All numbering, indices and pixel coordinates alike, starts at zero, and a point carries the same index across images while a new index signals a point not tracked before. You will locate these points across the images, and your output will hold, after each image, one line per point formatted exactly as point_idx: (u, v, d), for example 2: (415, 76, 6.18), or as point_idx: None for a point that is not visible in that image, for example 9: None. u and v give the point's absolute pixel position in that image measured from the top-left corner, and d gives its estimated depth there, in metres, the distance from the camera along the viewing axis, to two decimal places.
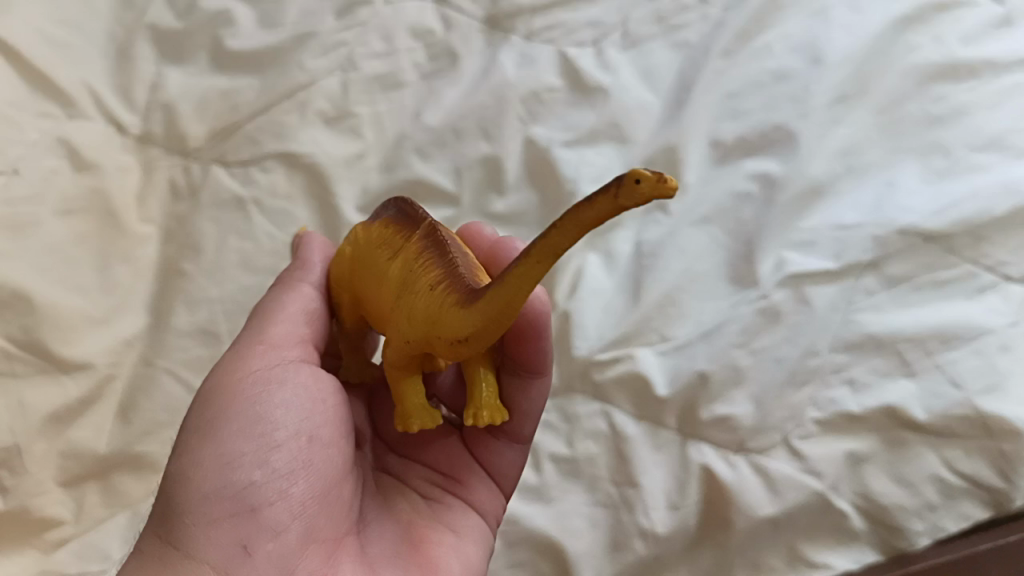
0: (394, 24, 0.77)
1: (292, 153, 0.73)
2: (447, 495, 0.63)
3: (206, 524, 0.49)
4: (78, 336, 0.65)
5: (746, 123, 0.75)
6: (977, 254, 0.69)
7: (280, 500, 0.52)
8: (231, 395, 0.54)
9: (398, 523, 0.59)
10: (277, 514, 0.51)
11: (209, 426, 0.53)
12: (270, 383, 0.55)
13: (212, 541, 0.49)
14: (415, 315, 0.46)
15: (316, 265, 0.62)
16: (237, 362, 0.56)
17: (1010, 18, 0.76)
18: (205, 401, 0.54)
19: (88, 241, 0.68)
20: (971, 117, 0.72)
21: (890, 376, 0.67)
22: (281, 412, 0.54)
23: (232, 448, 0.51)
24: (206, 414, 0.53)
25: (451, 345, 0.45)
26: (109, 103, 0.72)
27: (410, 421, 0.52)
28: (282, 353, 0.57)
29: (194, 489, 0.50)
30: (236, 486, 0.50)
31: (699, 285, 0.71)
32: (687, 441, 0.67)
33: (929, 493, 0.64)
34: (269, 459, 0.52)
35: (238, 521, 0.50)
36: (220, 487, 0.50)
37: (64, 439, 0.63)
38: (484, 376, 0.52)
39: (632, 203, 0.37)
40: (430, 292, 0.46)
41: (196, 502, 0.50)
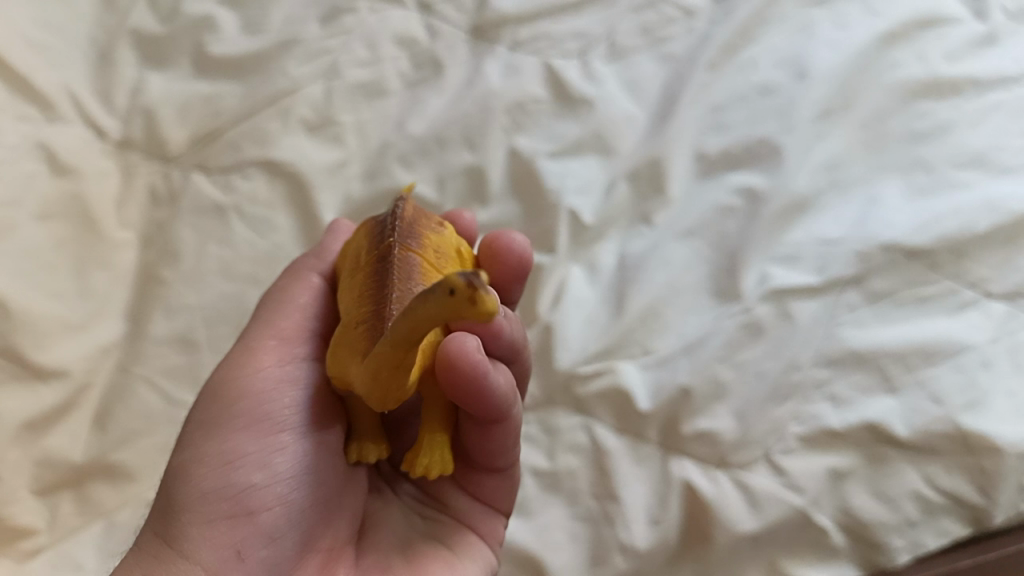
0: (379, 32, 0.76)
1: (274, 161, 0.73)
2: (439, 512, 0.62)
3: (204, 523, 0.51)
4: (55, 342, 0.64)
5: (731, 136, 0.75)
6: (959, 270, 0.69)
7: (278, 505, 0.53)
8: (239, 392, 0.55)
9: (395, 529, 0.60)
10: (274, 517, 0.53)
11: (216, 423, 0.54)
12: (278, 383, 0.56)
13: (208, 541, 0.51)
14: (337, 349, 0.49)
15: (330, 258, 0.62)
16: (247, 356, 0.57)
17: (993, 36, 0.77)
18: (213, 395, 0.55)
19: (66, 246, 0.68)
20: (955, 133, 0.73)
21: (872, 392, 0.67)
22: (288, 414, 0.55)
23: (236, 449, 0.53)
24: (212, 410, 0.55)
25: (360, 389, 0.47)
26: (89, 107, 0.71)
27: (362, 451, 0.53)
28: (294, 348, 0.58)
29: (194, 486, 0.52)
30: (236, 488, 0.52)
31: (682, 299, 0.71)
32: (668, 456, 0.67)
33: (910, 509, 0.64)
34: (270, 462, 0.53)
35: (234, 523, 0.52)
36: (219, 487, 0.52)
37: (38, 446, 0.62)
38: (428, 425, 0.52)
39: (447, 305, 0.38)
40: (351, 330, 0.48)
41: (193, 501, 0.51)
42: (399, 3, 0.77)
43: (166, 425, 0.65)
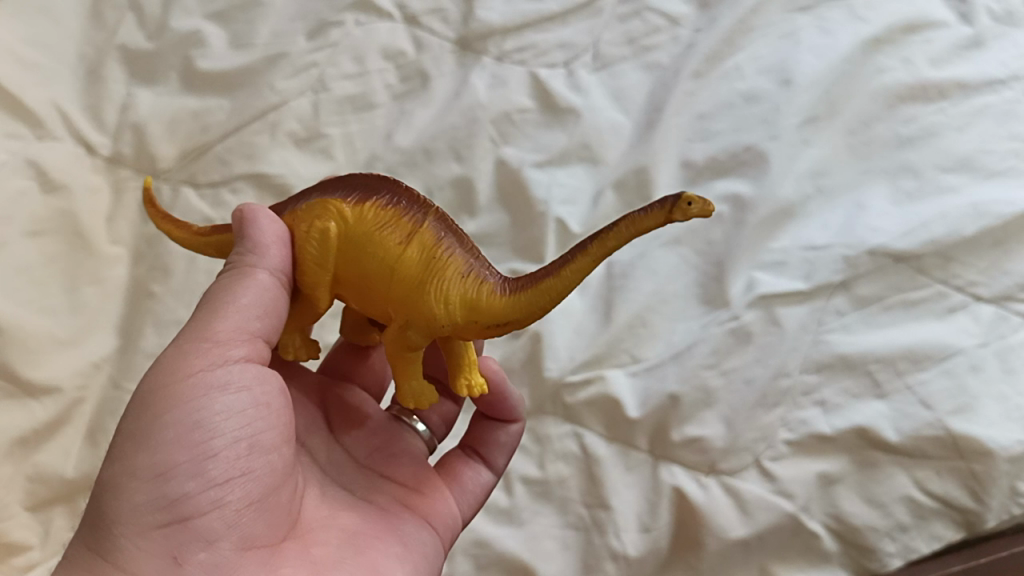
0: (366, 46, 0.77)
1: (262, 174, 0.73)
2: (404, 510, 0.60)
3: (137, 535, 0.45)
4: (45, 359, 0.64)
5: (717, 144, 0.75)
6: (947, 274, 0.69)
7: (216, 509, 0.48)
8: (167, 398, 0.48)
9: (342, 527, 0.56)
10: (215, 526, 0.47)
11: (144, 431, 0.47)
12: (212, 384, 0.49)
13: (144, 553, 0.45)
14: (449, 301, 0.45)
15: (269, 243, 0.50)
16: (177, 358, 0.49)
17: (979, 40, 0.77)
18: (140, 401, 0.48)
19: (56, 262, 0.68)
20: (940, 138, 0.73)
21: (861, 398, 0.67)
22: (221, 416, 0.48)
23: (166, 458, 0.46)
24: (139, 417, 0.47)
25: (485, 329, 0.45)
26: (78, 124, 0.72)
27: (420, 400, 0.50)
28: (227, 350, 0.50)
29: (124, 498, 0.45)
30: (169, 497, 0.46)
31: (670, 307, 0.71)
32: (659, 463, 0.67)
33: (901, 514, 0.64)
34: (205, 469, 0.47)
35: (170, 533, 0.46)
36: (152, 500, 0.46)
37: (30, 462, 0.62)
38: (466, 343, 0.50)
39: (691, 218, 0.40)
40: (461, 279, 0.45)
41: (125, 513, 0.45)
42: (385, 16, 0.78)
43: None
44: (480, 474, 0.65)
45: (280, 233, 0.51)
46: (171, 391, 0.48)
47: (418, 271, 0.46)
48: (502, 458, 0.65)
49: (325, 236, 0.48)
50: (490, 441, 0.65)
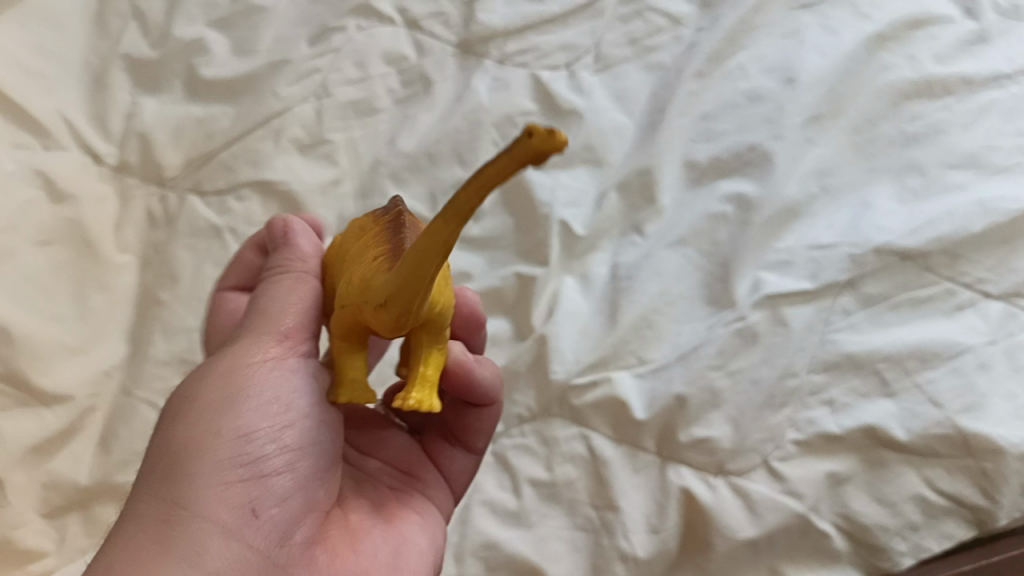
0: (368, 51, 0.77)
1: (267, 181, 0.73)
2: (408, 488, 0.62)
3: (215, 486, 0.48)
4: (56, 367, 0.65)
5: (721, 144, 0.75)
6: (955, 272, 0.68)
7: (287, 472, 0.50)
8: (247, 371, 0.51)
9: (374, 503, 0.58)
10: (286, 487, 0.50)
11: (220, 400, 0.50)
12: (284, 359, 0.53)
13: (222, 502, 0.47)
14: (365, 283, 0.45)
15: (306, 252, 0.58)
16: (248, 340, 0.53)
17: (983, 35, 0.76)
18: (214, 374, 0.52)
19: (64, 271, 0.68)
20: (946, 135, 0.72)
21: (869, 397, 0.66)
22: (295, 391, 0.52)
23: (248, 419, 0.50)
24: (215, 384, 0.51)
25: (377, 313, 0.43)
26: (84, 132, 0.72)
27: (353, 397, 0.49)
28: (297, 336, 0.54)
29: (205, 453, 0.48)
30: (248, 455, 0.49)
31: (676, 308, 0.71)
32: (666, 465, 0.67)
33: (911, 513, 0.64)
34: (281, 434, 0.51)
35: (245, 487, 0.48)
36: (230, 459, 0.49)
37: (45, 469, 0.63)
38: (425, 350, 0.47)
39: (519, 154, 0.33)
40: (378, 262, 0.46)
41: (207, 466, 0.48)
42: (386, 21, 0.78)
43: None
44: (462, 462, 0.65)
45: (316, 246, 0.59)
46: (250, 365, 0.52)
47: (369, 267, 0.46)
48: (481, 441, 0.65)
49: (331, 249, 0.55)
50: (468, 431, 0.64)
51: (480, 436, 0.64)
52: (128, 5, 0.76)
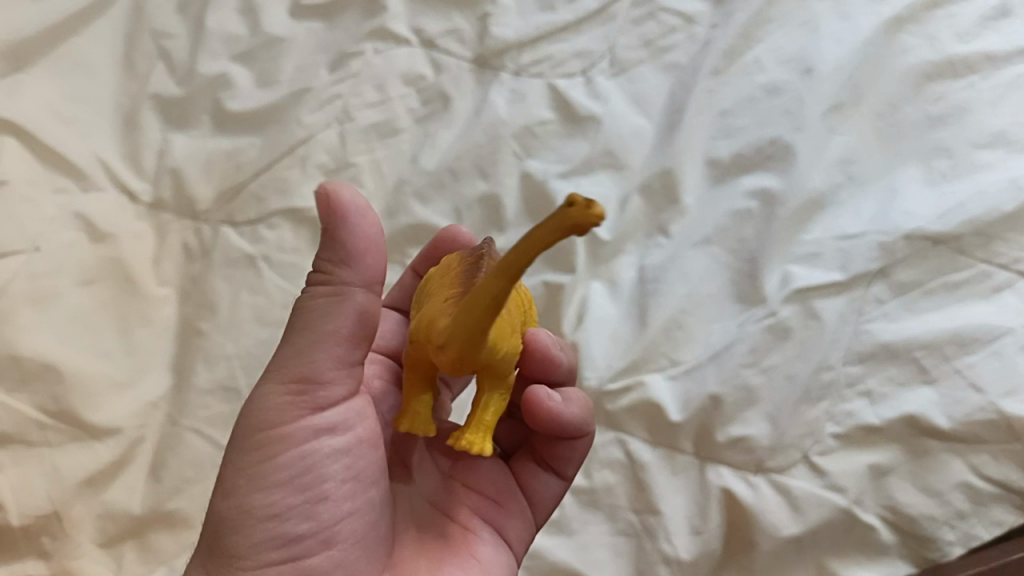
0: (386, 73, 0.78)
1: (297, 209, 0.75)
2: (484, 524, 0.60)
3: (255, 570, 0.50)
4: (105, 401, 0.67)
5: (741, 140, 0.74)
6: (990, 253, 0.67)
7: (324, 550, 0.52)
8: (273, 442, 0.51)
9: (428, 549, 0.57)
10: (328, 552, 0.52)
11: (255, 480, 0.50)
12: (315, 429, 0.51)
13: None
14: (430, 321, 0.47)
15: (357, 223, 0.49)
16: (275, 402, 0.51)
17: (1007, 9, 0.75)
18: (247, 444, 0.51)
19: (108, 308, 0.71)
20: (972, 114, 0.71)
21: (908, 385, 0.66)
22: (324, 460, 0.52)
23: (279, 500, 0.50)
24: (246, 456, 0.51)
25: (434, 352, 0.46)
26: (120, 173, 0.75)
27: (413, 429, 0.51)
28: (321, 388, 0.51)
29: (242, 537, 0.50)
30: (283, 538, 0.50)
31: (706, 307, 0.70)
32: (705, 465, 0.67)
33: (958, 501, 0.63)
34: (314, 511, 0.51)
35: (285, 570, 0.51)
36: (268, 538, 0.50)
37: (99, 501, 0.65)
38: (485, 396, 0.50)
39: (558, 223, 0.37)
40: (445, 302, 0.47)
41: (245, 551, 0.50)
42: (402, 42, 0.79)
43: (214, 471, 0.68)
44: (550, 490, 0.62)
45: (375, 228, 0.50)
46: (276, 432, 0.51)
47: (439, 305, 0.48)
48: (571, 468, 0.62)
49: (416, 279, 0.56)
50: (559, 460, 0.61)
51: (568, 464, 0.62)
52: (155, 47, 0.79)
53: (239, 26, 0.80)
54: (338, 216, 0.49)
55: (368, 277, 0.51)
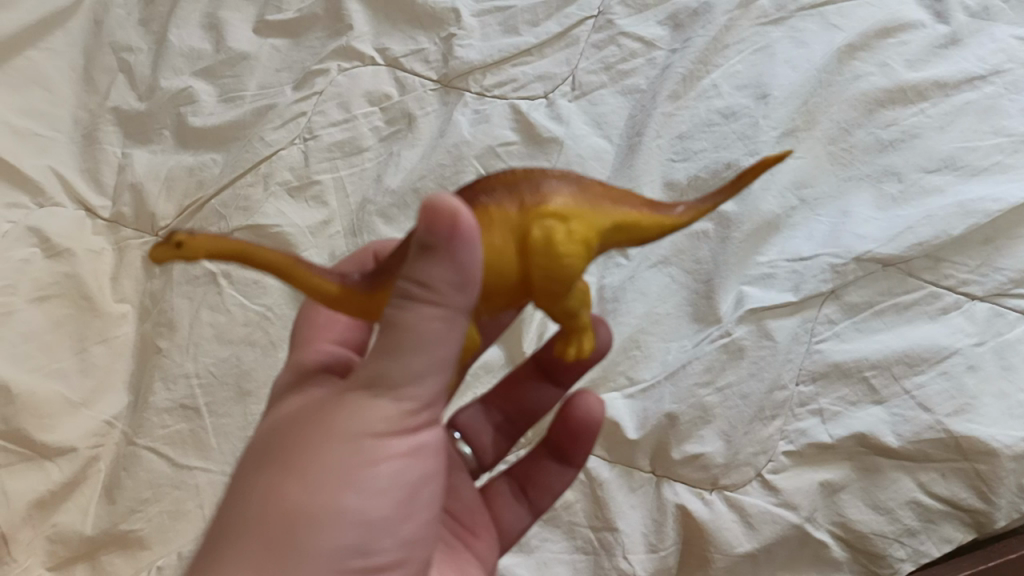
0: (350, 93, 0.79)
1: (259, 226, 0.74)
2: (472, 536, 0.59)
3: (265, 519, 0.40)
4: (59, 421, 0.67)
5: (699, 163, 0.75)
6: (939, 275, 0.69)
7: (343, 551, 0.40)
8: (353, 424, 0.41)
9: None
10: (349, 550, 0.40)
11: (312, 522, 0.40)
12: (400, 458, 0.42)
13: (252, 552, 0.39)
14: None
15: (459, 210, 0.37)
16: (349, 426, 0.41)
17: (956, 38, 0.76)
18: (280, 470, 0.42)
19: (64, 325, 0.71)
20: (922, 138, 0.73)
21: (860, 404, 0.67)
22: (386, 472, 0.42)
23: (318, 476, 0.41)
24: (322, 423, 0.42)
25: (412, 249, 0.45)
26: (78, 189, 0.76)
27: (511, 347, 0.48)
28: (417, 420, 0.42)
29: (277, 490, 0.41)
30: (306, 511, 0.40)
31: (662, 326, 0.72)
32: (661, 482, 0.68)
33: (908, 518, 0.64)
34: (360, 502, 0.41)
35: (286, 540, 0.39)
36: (293, 506, 0.40)
37: (50, 524, 0.65)
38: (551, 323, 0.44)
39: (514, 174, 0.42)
40: None
41: (269, 499, 0.41)
42: (366, 61, 0.80)
43: (173, 491, 0.67)
44: (517, 515, 0.62)
45: (449, 223, 0.37)
46: (361, 416, 0.41)
47: None
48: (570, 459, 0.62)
49: None
50: (571, 443, 0.61)
51: (579, 450, 0.62)
52: (116, 61, 0.81)
53: (203, 42, 0.82)
54: (439, 237, 0.37)
55: (461, 293, 0.38)
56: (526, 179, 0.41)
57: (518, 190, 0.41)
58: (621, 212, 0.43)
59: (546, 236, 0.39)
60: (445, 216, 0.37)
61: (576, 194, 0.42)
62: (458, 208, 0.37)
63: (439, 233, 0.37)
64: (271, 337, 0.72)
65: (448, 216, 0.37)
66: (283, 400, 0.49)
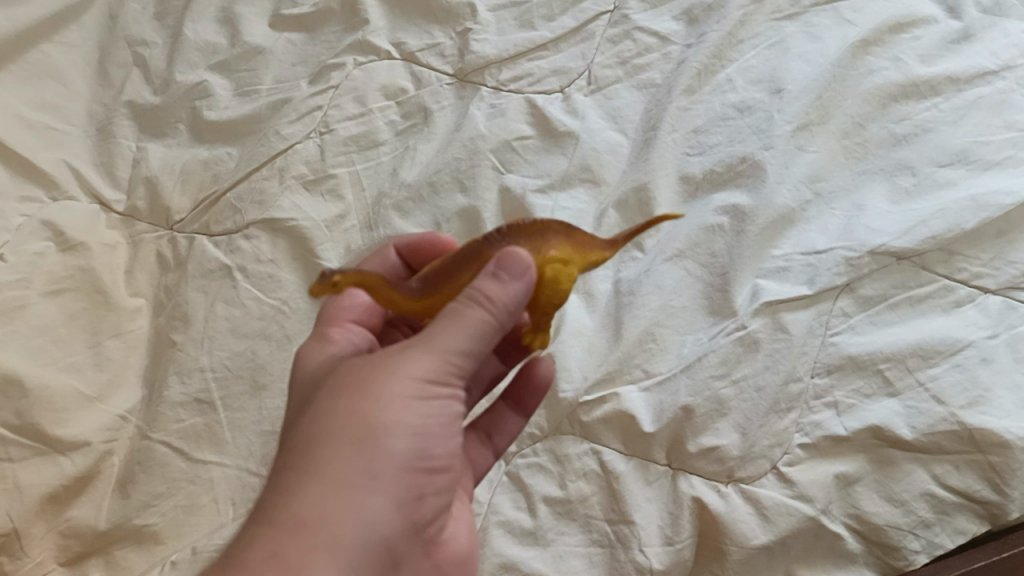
0: (366, 87, 0.79)
1: (275, 219, 0.75)
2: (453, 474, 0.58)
3: (333, 445, 0.44)
4: (74, 415, 0.67)
5: (713, 157, 0.76)
6: (952, 268, 0.69)
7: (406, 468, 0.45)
8: (410, 367, 0.45)
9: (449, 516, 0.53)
10: (409, 472, 0.45)
11: (387, 431, 0.44)
12: (452, 386, 0.46)
13: (325, 472, 0.43)
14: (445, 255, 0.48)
15: (522, 262, 0.43)
16: (412, 355, 0.45)
17: (968, 34, 0.77)
18: (339, 408, 0.45)
19: (78, 318, 0.71)
20: (935, 133, 0.73)
21: (874, 397, 0.67)
22: (436, 409, 0.46)
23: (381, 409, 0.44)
24: (377, 368, 0.46)
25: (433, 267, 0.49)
26: (93, 182, 0.76)
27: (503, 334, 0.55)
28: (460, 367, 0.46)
29: (337, 429, 0.44)
30: (373, 435, 0.44)
31: (678, 319, 0.72)
32: (677, 475, 0.68)
33: (922, 510, 0.64)
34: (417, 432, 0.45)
35: (355, 462, 0.43)
36: (359, 433, 0.44)
37: (64, 518, 0.65)
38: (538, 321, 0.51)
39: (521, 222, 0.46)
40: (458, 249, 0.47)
41: (335, 428, 0.44)
42: (382, 55, 0.81)
43: (188, 485, 0.67)
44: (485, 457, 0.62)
45: (518, 274, 0.43)
46: (415, 362, 0.45)
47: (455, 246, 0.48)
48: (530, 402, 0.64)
49: None
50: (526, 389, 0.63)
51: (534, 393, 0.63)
52: (131, 55, 0.82)
53: (219, 37, 0.82)
54: (504, 279, 0.43)
55: (515, 309, 0.45)
56: (540, 227, 0.46)
57: (537, 235, 0.45)
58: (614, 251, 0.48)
59: (555, 278, 0.45)
60: (520, 265, 0.43)
61: (580, 240, 0.47)
62: (529, 258, 0.44)
63: (511, 274, 0.43)
64: (287, 331, 0.72)
65: (520, 264, 0.44)
66: (330, 362, 0.52)
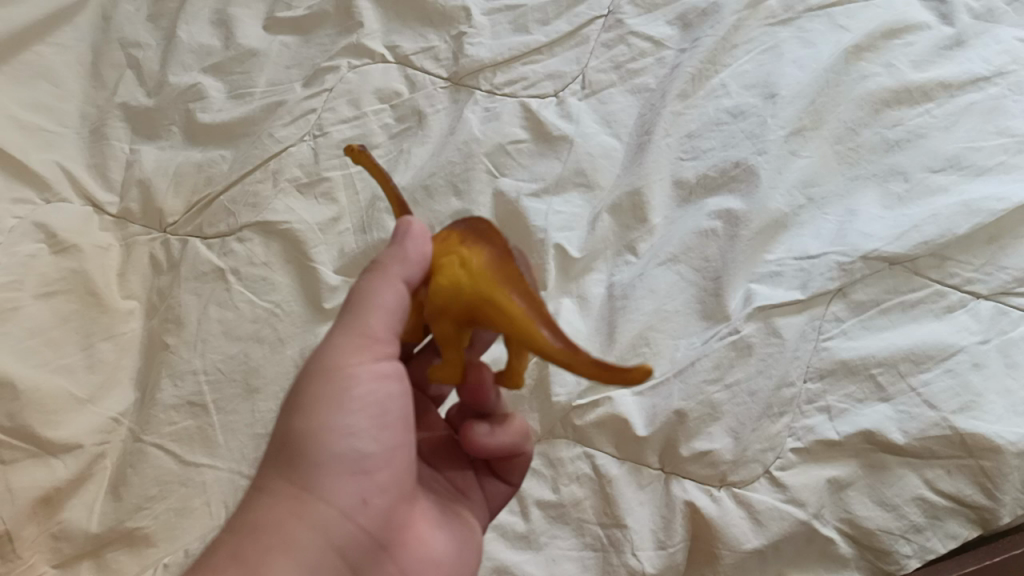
0: (360, 90, 0.79)
1: (269, 222, 0.75)
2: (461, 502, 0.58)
3: (272, 459, 0.46)
4: (66, 417, 0.67)
5: (707, 161, 0.76)
6: (944, 274, 0.69)
7: (336, 465, 0.45)
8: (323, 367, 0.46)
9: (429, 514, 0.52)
10: (338, 468, 0.45)
11: (319, 438, 0.45)
12: (376, 379, 0.46)
13: (268, 485, 0.45)
14: None
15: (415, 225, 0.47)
16: (335, 360, 0.46)
17: (960, 40, 0.77)
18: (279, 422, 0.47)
19: (70, 320, 0.70)
20: (927, 138, 0.73)
21: (867, 401, 0.67)
22: (358, 399, 0.45)
23: (303, 414, 0.45)
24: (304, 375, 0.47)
25: None
26: (86, 184, 0.76)
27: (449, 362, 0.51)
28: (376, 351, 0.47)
29: (275, 443, 0.46)
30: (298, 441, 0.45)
31: (671, 323, 0.72)
32: (670, 479, 0.68)
33: (914, 514, 0.64)
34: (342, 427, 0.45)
35: (288, 471, 0.45)
36: (288, 441, 0.46)
37: (56, 521, 0.65)
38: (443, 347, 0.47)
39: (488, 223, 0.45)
40: None
41: (274, 443, 0.46)
42: (376, 58, 0.81)
43: (180, 488, 0.67)
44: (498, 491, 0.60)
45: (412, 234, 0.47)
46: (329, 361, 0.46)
47: None
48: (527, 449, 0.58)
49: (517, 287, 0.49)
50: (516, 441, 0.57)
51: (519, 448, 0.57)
52: (125, 57, 0.82)
53: (213, 39, 0.82)
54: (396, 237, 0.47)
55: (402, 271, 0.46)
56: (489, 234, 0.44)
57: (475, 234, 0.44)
58: (513, 305, 0.42)
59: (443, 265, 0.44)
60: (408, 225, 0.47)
61: (496, 266, 0.43)
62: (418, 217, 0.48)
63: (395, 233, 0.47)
64: (280, 334, 0.72)
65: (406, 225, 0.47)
66: None
